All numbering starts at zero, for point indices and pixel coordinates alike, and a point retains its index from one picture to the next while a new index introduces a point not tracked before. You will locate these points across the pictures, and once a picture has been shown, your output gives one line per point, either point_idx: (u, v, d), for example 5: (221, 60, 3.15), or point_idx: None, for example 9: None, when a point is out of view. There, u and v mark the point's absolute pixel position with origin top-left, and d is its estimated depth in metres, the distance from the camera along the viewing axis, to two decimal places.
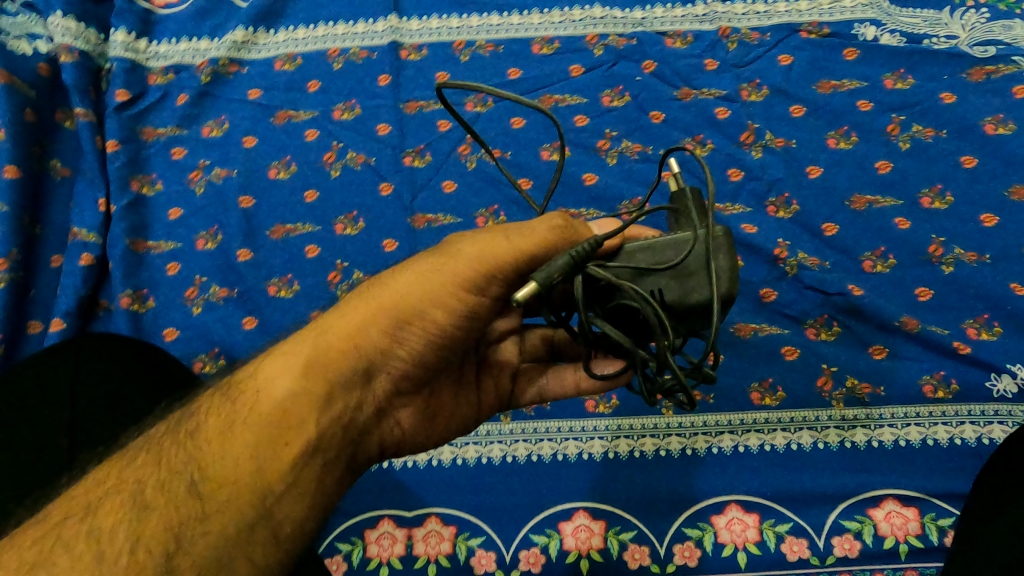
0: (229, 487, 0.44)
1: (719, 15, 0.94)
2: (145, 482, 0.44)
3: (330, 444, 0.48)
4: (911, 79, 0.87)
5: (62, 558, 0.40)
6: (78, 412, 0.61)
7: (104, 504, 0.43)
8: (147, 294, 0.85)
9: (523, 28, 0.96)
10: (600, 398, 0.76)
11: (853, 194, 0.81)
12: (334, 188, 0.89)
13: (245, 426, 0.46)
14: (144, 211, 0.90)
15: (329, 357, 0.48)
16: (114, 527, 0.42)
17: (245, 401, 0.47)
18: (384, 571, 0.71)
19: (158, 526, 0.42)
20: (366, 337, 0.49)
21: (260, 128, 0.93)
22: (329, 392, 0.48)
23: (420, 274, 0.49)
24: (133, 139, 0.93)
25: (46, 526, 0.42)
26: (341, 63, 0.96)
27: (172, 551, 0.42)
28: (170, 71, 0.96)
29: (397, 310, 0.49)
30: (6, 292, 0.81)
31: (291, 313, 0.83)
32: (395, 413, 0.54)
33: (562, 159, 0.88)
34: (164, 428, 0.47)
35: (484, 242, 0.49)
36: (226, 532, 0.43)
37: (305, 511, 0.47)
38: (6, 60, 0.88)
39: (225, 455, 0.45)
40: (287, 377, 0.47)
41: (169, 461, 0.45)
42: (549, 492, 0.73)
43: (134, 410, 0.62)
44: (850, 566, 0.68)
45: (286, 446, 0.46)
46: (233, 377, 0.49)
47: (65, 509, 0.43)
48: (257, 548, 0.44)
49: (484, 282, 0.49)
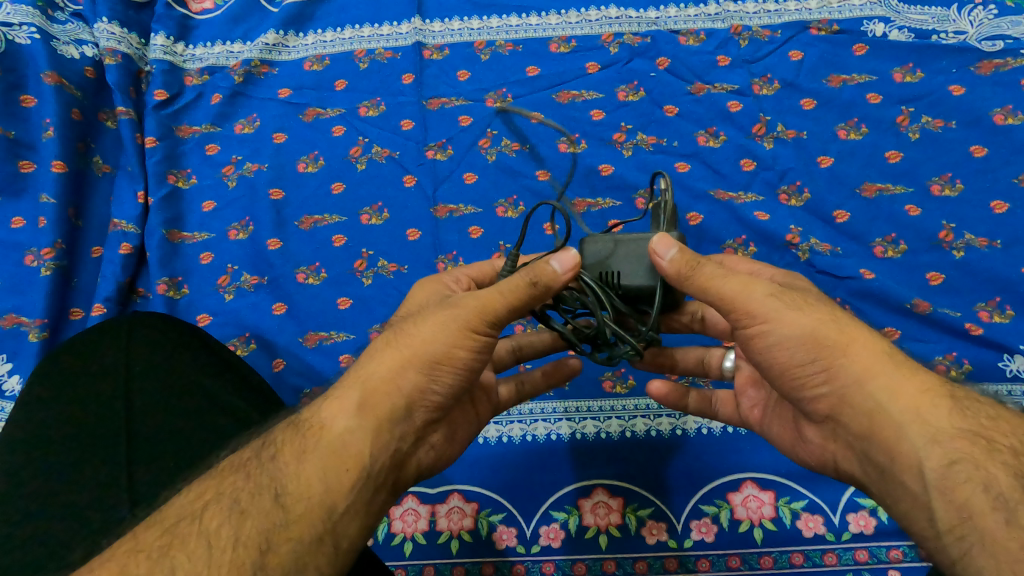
0: (304, 502, 0.45)
1: (731, 14, 0.98)
2: (237, 492, 0.46)
3: (380, 472, 0.49)
4: (919, 73, 0.89)
5: (180, 553, 0.42)
6: (165, 411, 0.63)
7: (208, 510, 0.45)
8: (182, 281, 0.88)
9: (541, 29, 1.01)
10: (618, 379, 0.79)
11: (864, 182, 0.84)
12: (360, 180, 0.93)
13: (314, 454, 0.47)
14: (179, 203, 0.93)
15: (377, 395, 0.50)
16: (220, 527, 0.44)
17: (313, 433, 0.48)
18: (408, 546, 0.73)
19: (253, 528, 0.43)
20: (406, 378, 0.50)
21: (290, 124, 0.98)
22: (378, 427, 0.49)
23: (441, 321, 0.51)
24: (169, 135, 0.97)
25: (163, 526, 0.44)
26: (367, 63, 1.01)
27: (267, 550, 0.43)
28: (206, 72, 1.01)
29: (426, 354, 0.51)
30: (50, 278, 0.85)
31: (319, 299, 0.86)
32: (428, 438, 0.56)
33: (579, 151, 0.91)
34: (251, 451, 0.49)
35: (484, 295, 0.50)
36: (305, 540, 0.44)
37: (362, 526, 0.48)
38: (56, 62, 0.94)
39: (299, 475, 0.46)
40: (344, 415, 0.49)
41: (255, 477, 0.46)
42: (568, 469, 0.76)
43: (222, 400, 0.65)
44: (865, 543, 0.69)
45: (346, 472, 0.47)
46: (299, 415, 0.50)
47: (173, 515, 0.45)
48: (322, 558, 0.45)
49: (493, 323, 0.51)
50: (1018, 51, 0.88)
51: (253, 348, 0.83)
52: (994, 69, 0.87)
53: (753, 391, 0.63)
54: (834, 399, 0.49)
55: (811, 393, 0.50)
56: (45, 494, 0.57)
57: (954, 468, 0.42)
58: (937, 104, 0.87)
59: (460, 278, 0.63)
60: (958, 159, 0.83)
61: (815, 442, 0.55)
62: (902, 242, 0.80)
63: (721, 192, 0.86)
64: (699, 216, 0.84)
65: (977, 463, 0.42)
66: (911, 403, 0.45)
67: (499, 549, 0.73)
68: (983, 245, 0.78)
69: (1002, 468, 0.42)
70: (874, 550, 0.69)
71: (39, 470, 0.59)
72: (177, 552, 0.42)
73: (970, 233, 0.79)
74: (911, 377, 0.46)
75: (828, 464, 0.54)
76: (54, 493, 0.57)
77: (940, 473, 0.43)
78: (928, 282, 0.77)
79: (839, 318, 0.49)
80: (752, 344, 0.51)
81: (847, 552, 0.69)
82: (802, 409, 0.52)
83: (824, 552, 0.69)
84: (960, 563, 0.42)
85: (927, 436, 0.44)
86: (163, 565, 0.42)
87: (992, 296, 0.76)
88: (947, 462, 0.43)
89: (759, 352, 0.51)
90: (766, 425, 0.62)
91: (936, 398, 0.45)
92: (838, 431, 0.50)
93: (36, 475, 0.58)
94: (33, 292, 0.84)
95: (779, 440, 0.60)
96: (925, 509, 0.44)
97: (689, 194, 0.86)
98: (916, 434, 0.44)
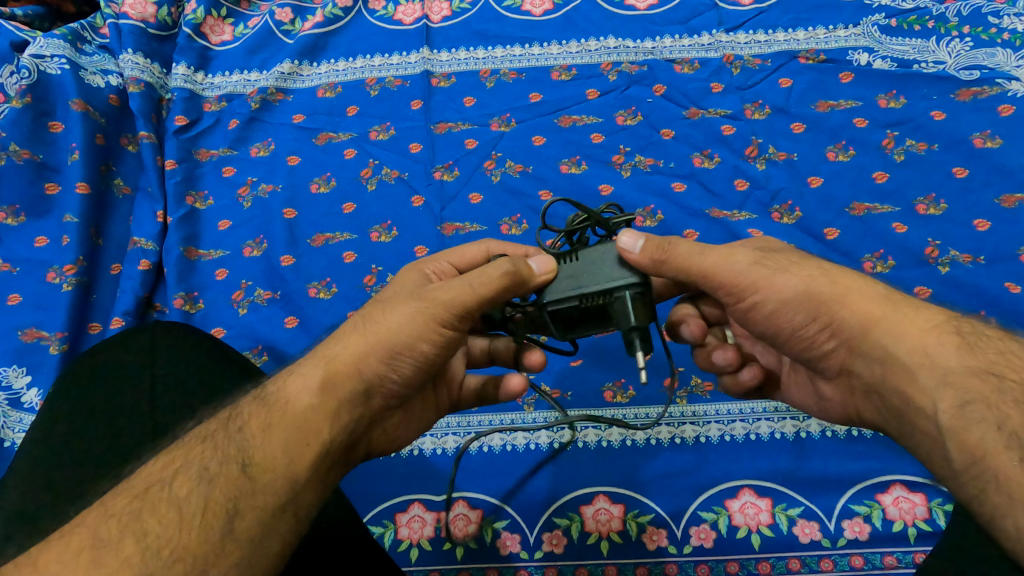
0: (269, 473, 0.45)
1: (723, 44, 1.03)
2: (205, 461, 0.45)
3: (337, 450, 0.49)
4: (902, 99, 0.94)
5: (151, 518, 0.42)
6: (184, 388, 0.66)
7: (177, 477, 0.44)
8: (197, 296, 0.91)
9: (543, 58, 1.07)
10: (616, 389, 0.82)
11: (853, 202, 0.88)
12: (370, 200, 0.97)
13: (281, 426, 0.47)
14: (196, 223, 0.97)
15: (339, 378, 0.50)
16: (190, 494, 0.43)
17: (277, 407, 0.48)
18: (415, 553, 0.75)
19: (221, 495, 0.43)
20: (369, 364, 0.51)
21: (303, 148, 1.02)
22: (338, 408, 0.49)
23: (411, 312, 0.52)
24: (188, 158, 1.02)
25: (132, 492, 0.44)
26: (377, 90, 1.07)
27: (234, 516, 0.42)
28: (224, 99, 1.07)
29: (390, 342, 0.51)
30: (71, 294, 0.88)
31: (331, 312, 0.89)
32: (384, 425, 0.58)
33: (580, 172, 0.96)
34: (216, 424, 0.48)
35: (456, 289, 0.51)
36: (269, 508, 0.44)
37: (319, 498, 0.48)
38: (83, 90, 0.99)
39: (263, 447, 0.46)
40: (308, 391, 0.49)
41: (222, 449, 0.46)
42: (544, 470, 0.78)
43: (230, 385, 0.66)
44: (861, 549, 0.71)
45: (308, 447, 0.47)
46: (264, 389, 0.50)
47: (140, 482, 0.44)
48: (282, 525, 0.44)
49: (457, 320, 0.52)
50: (995, 79, 0.93)
51: (265, 360, 0.86)
52: (972, 96, 0.92)
53: (762, 357, 0.67)
54: (843, 352, 0.52)
55: (822, 352, 0.53)
56: (70, 487, 0.59)
57: (967, 409, 0.44)
58: (919, 128, 0.91)
59: (444, 269, 0.63)
60: (940, 180, 0.87)
61: (833, 397, 0.58)
62: (890, 258, 0.83)
63: (716, 211, 0.90)
64: (695, 232, 0.88)
65: (988, 403, 0.44)
66: (920, 344, 0.47)
67: (502, 555, 0.74)
68: (968, 261, 0.81)
69: (1009, 405, 0.43)
70: (870, 556, 0.70)
71: (69, 461, 0.60)
72: (148, 516, 0.42)
73: (954, 250, 0.82)
74: (915, 320, 0.49)
75: (851, 416, 0.57)
76: (80, 489, 0.58)
77: (953, 414, 0.45)
78: (917, 295, 0.80)
79: (826, 273, 0.52)
80: (750, 317, 0.54)
81: (842, 558, 0.71)
82: (816, 368, 0.56)
83: (820, 557, 0.71)
84: (975, 502, 0.43)
85: (938, 378, 0.46)
86: (132, 530, 0.41)
87: (978, 309, 0.78)
88: (960, 403, 0.45)
89: (762, 323, 0.54)
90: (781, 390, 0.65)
91: (943, 335, 0.47)
92: (853, 382, 0.53)
93: (65, 459, 0.61)
94: (54, 306, 0.87)
95: (797, 401, 0.64)
96: (942, 452, 0.46)
97: (685, 212, 0.90)
98: (925, 377, 0.47)
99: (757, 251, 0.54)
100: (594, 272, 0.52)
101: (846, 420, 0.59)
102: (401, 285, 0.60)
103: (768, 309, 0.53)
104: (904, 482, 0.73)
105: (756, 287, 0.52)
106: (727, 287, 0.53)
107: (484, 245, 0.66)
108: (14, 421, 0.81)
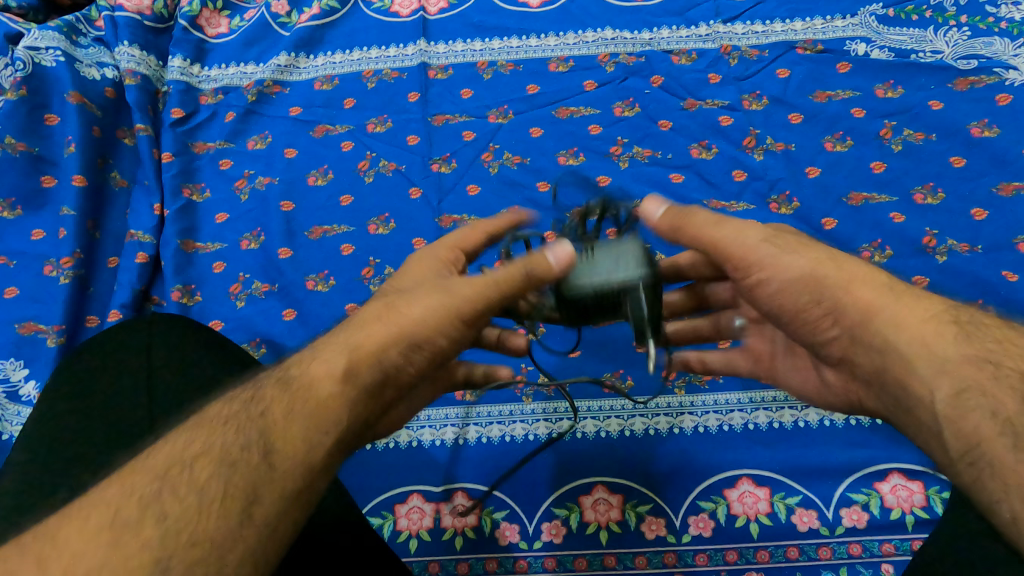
0: (291, 460, 0.44)
1: (721, 35, 1.03)
2: (227, 445, 0.44)
3: (352, 439, 0.49)
4: (900, 89, 0.94)
5: (171, 499, 0.41)
6: (184, 379, 0.66)
7: (199, 461, 0.43)
8: (195, 288, 0.91)
9: (540, 49, 1.06)
10: (615, 380, 0.82)
11: (850, 191, 0.88)
12: (368, 192, 0.97)
13: (303, 412, 0.46)
14: (194, 215, 0.97)
15: (361, 365, 0.50)
16: (210, 479, 0.42)
17: (301, 392, 0.48)
18: (415, 544, 0.75)
19: (241, 480, 0.42)
20: (389, 354, 0.51)
21: (300, 141, 1.02)
22: (356, 399, 0.49)
23: (433, 304, 0.53)
24: (185, 151, 1.01)
25: (153, 472, 0.43)
26: (375, 82, 1.07)
27: (254, 500, 0.42)
28: (220, 92, 1.07)
29: (411, 333, 0.52)
30: (68, 287, 0.88)
31: (329, 305, 0.89)
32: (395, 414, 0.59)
33: (579, 163, 0.95)
34: (241, 404, 0.48)
35: (481, 285, 0.53)
36: (287, 495, 0.43)
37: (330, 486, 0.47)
38: (79, 83, 0.99)
39: (286, 433, 0.45)
40: (331, 379, 0.48)
41: (245, 431, 0.45)
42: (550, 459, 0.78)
43: (229, 375, 0.67)
44: (859, 537, 0.71)
45: (326, 434, 0.46)
46: (288, 371, 0.50)
47: (163, 461, 0.44)
48: (297, 512, 0.44)
49: (476, 311, 0.54)
50: (992, 69, 0.93)
51: (264, 353, 0.85)
52: (969, 86, 0.92)
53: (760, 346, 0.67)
54: (844, 341, 0.52)
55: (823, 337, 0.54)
56: (67, 477, 0.59)
57: (964, 397, 0.44)
58: (917, 117, 0.91)
59: (454, 253, 0.63)
60: (937, 170, 0.87)
61: (838, 384, 0.58)
62: (888, 248, 0.83)
63: (715, 202, 0.89)
64: None
65: (985, 390, 0.43)
66: (918, 333, 0.47)
67: (501, 545, 0.74)
68: (965, 250, 0.81)
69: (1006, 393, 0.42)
70: (868, 544, 0.71)
71: (67, 450, 0.60)
72: (168, 497, 0.41)
73: (952, 239, 0.82)
74: (913, 311, 0.48)
75: (853, 402, 0.57)
76: (78, 479, 0.58)
77: (950, 403, 0.44)
78: (915, 284, 0.80)
79: (829, 264, 0.53)
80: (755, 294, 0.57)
81: (841, 545, 0.71)
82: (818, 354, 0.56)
83: (818, 546, 0.71)
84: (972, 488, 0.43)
85: (936, 367, 0.46)
86: (152, 510, 0.40)
87: (975, 297, 0.78)
88: (957, 391, 0.44)
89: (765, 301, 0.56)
90: (778, 374, 0.66)
91: (940, 326, 0.47)
92: (854, 371, 0.53)
93: (63, 448, 0.60)
94: (51, 300, 0.87)
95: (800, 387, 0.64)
96: (939, 439, 0.45)
97: (683, 203, 0.90)
98: (923, 366, 0.46)
99: (766, 235, 0.56)
100: (617, 262, 0.54)
101: (847, 407, 0.58)
102: (416, 271, 0.59)
103: (772, 288, 0.55)
104: (901, 470, 0.73)
105: (764, 266, 0.55)
106: (735, 261, 0.56)
107: (489, 229, 0.66)
108: (12, 413, 0.81)
